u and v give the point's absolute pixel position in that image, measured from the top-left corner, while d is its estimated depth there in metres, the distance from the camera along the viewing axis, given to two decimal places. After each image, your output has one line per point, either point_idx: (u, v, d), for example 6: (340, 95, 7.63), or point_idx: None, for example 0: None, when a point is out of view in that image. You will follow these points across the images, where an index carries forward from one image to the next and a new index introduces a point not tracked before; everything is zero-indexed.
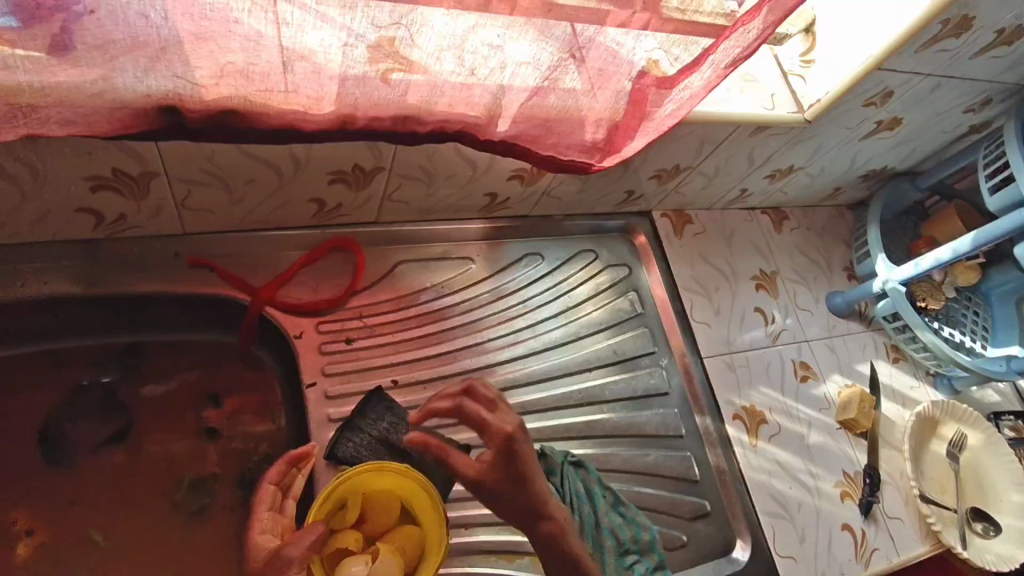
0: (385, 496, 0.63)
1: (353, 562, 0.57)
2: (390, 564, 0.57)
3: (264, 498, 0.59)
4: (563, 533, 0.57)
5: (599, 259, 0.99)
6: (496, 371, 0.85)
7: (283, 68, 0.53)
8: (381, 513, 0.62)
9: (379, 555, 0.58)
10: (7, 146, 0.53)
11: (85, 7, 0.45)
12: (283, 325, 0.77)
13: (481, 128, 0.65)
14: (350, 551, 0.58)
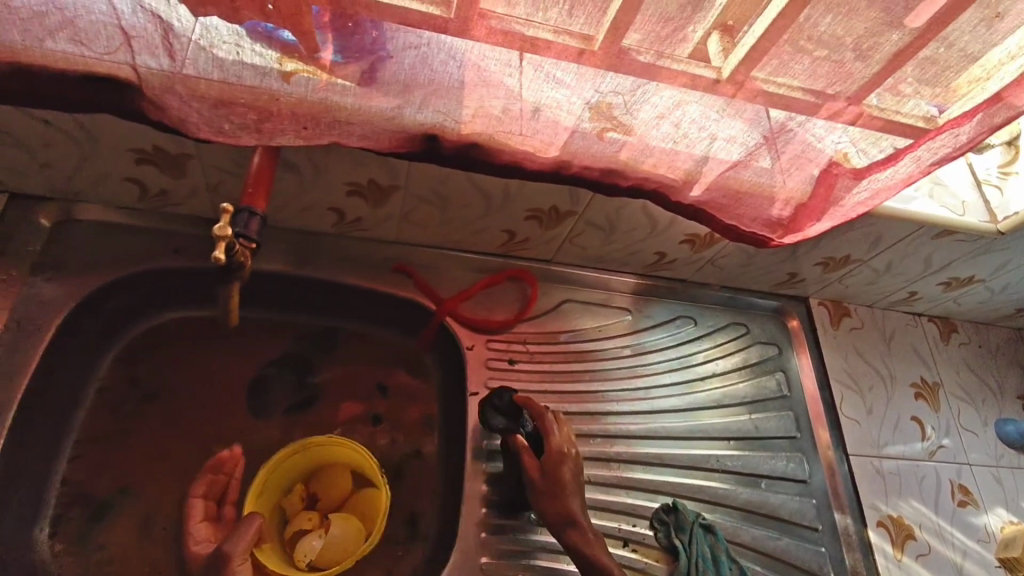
0: (329, 475, 0.82)
1: (312, 538, 0.75)
2: (342, 530, 0.76)
3: (197, 511, 0.73)
4: (586, 543, 0.65)
5: (750, 334, 1.00)
6: (638, 419, 0.88)
7: (529, 116, 0.64)
8: (327, 491, 0.81)
9: (331, 527, 0.76)
10: (308, 150, 0.68)
11: (388, 54, 0.58)
12: (458, 335, 0.86)
13: (676, 189, 0.71)
14: (305, 528, 0.77)
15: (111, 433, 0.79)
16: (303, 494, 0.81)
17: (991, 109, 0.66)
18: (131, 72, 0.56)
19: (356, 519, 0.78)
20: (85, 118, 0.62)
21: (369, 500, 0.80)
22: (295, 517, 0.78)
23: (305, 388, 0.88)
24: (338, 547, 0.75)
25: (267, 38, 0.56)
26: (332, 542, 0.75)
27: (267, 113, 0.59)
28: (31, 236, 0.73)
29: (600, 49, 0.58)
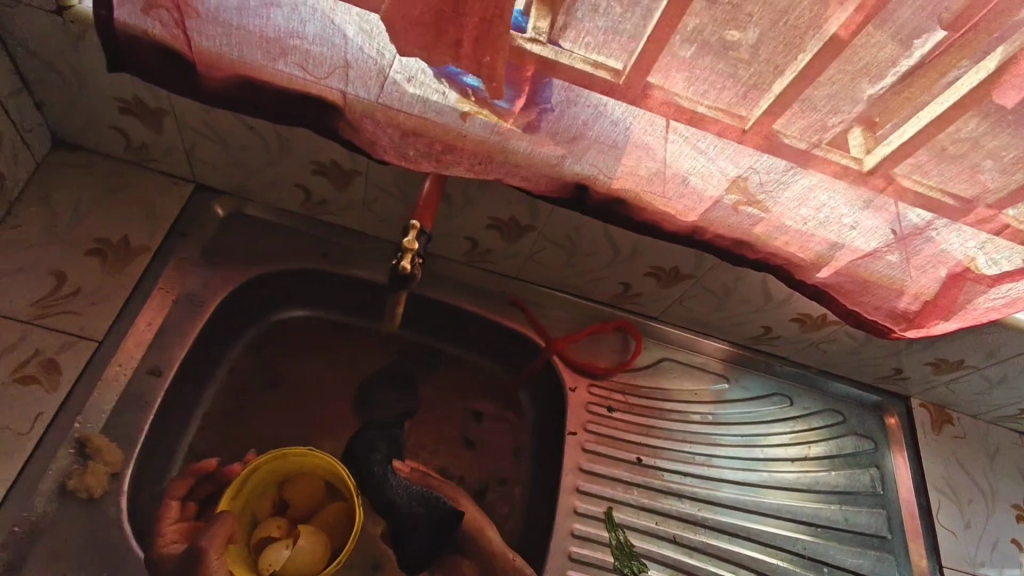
0: (298, 480, 0.73)
1: (276, 547, 0.67)
2: (305, 547, 0.67)
3: (170, 512, 0.65)
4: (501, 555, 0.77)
5: (846, 423, 0.98)
6: (727, 489, 0.88)
7: (675, 182, 0.67)
8: (301, 495, 0.72)
9: (298, 539, 0.68)
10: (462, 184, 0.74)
11: (552, 105, 0.63)
12: (563, 374, 0.88)
13: (802, 268, 0.74)
14: (271, 535, 0.69)
15: (231, 411, 0.84)
16: (275, 497, 0.73)
17: None
18: (341, 97, 0.64)
19: (325, 533, 0.70)
20: (284, 129, 0.71)
21: (342, 515, 0.71)
22: (264, 522, 0.70)
23: (405, 400, 0.92)
24: (305, 566, 0.67)
25: (452, 81, 0.61)
26: (292, 556, 0.66)
27: (448, 146, 0.65)
28: (207, 224, 0.82)
29: (750, 127, 0.60)
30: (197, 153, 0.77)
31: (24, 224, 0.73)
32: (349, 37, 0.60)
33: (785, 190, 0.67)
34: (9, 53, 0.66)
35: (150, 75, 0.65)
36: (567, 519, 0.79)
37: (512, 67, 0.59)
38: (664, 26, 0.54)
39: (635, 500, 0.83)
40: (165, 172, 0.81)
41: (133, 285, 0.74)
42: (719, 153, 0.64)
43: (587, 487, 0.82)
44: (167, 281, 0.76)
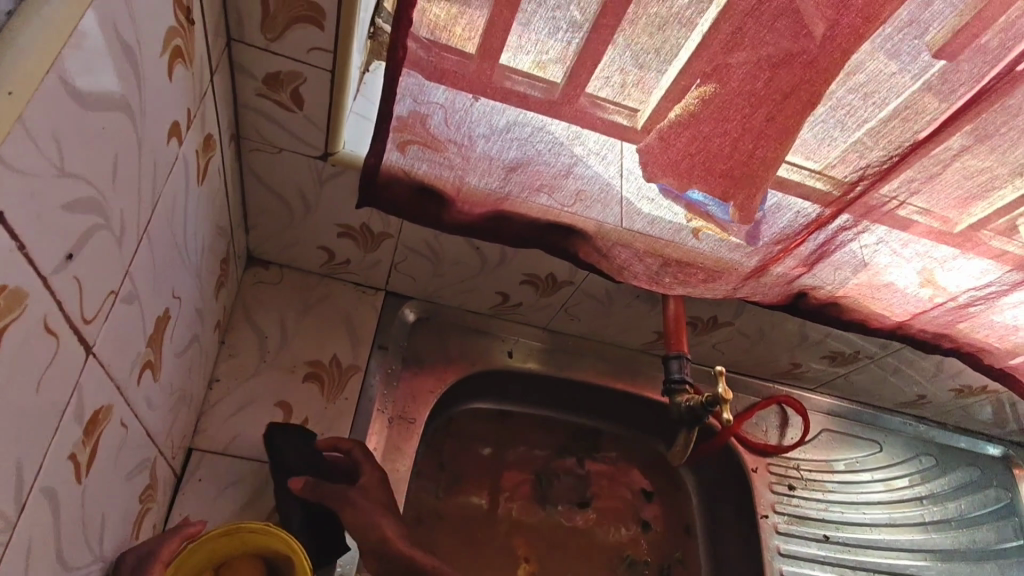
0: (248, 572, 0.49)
1: None
2: None
3: None
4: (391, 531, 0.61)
5: (983, 477, 1.04)
6: (900, 555, 0.92)
7: (901, 289, 0.71)
8: None
9: None
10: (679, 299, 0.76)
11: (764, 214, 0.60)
12: (742, 457, 0.91)
13: (998, 355, 0.79)
14: None
15: (429, 511, 0.82)
16: None
17: None
18: (596, 226, 0.64)
19: None
20: (513, 250, 0.71)
21: None
22: None
23: (581, 485, 0.92)
24: None
25: (677, 197, 0.60)
26: None
27: (718, 272, 0.66)
28: (401, 331, 0.81)
29: (955, 231, 0.62)
30: (403, 268, 0.76)
31: (239, 352, 0.71)
32: (609, 170, 0.59)
33: (1005, 301, 0.71)
34: (243, 187, 0.64)
35: (398, 209, 0.63)
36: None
37: (769, 194, 0.58)
38: (949, 175, 0.56)
39: None
40: (356, 282, 0.80)
41: (355, 408, 0.73)
42: (955, 272, 0.67)
43: (789, 570, 0.85)
44: (382, 401, 0.76)
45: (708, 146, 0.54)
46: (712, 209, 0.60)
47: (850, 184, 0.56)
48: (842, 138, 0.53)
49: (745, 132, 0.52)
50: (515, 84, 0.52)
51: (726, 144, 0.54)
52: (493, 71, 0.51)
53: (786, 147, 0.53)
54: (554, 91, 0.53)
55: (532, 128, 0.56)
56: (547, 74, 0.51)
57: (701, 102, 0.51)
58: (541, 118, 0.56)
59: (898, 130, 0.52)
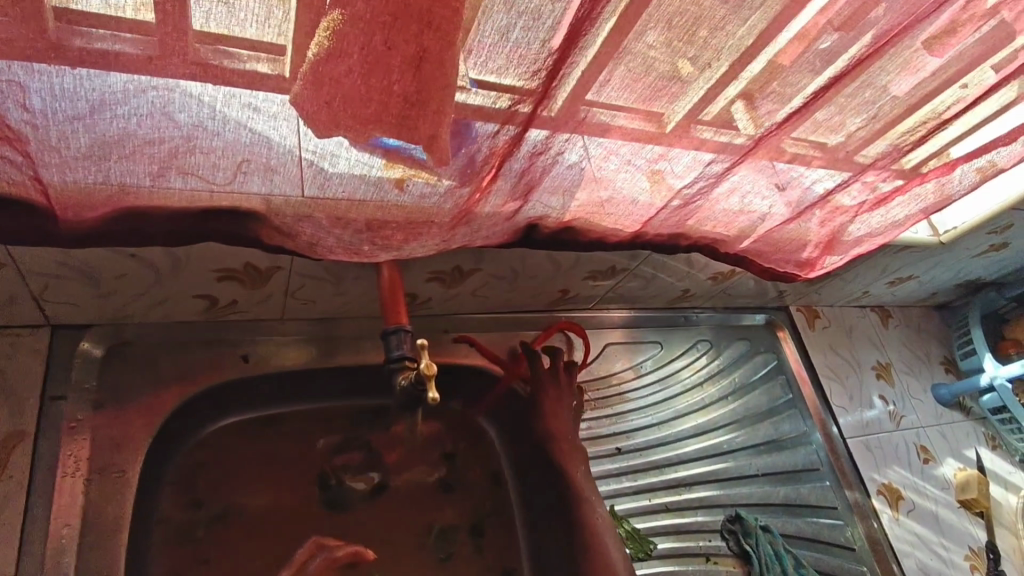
0: None
1: None
2: None
3: None
4: None
5: (750, 346, 1.14)
6: (688, 441, 0.98)
7: (627, 201, 0.68)
8: None
9: None
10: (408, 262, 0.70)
11: (478, 146, 0.53)
12: (531, 396, 0.89)
13: (727, 242, 0.80)
14: None
15: (190, 565, 0.70)
16: None
17: (975, 158, 0.79)
18: (263, 203, 0.53)
19: None
20: (181, 248, 0.58)
21: None
22: None
23: (374, 474, 0.84)
24: None
25: (371, 146, 0.50)
26: None
27: (416, 227, 0.59)
28: (84, 371, 0.64)
29: (667, 130, 0.61)
30: (53, 296, 0.60)
31: None
32: (250, 126, 0.47)
33: (725, 187, 0.72)
34: None
35: None
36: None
37: (465, 124, 0.51)
38: (617, 72, 0.53)
39: (626, 487, 0.89)
40: (2, 322, 0.62)
41: (27, 485, 0.58)
42: (675, 164, 0.65)
43: None
44: (69, 461, 0.60)
45: (339, 87, 0.45)
46: (411, 150, 0.52)
47: (539, 91, 0.50)
48: (507, 42, 0.47)
49: (373, 65, 0.44)
50: (90, 41, 0.39)
51: (358, 83, 0.45)
52: (47, 25, 0.38)
53: (428, 77, 0.46)
54: (153, 46, 0.40)
55: (115, 96, 0.42)
56: (145, 18, 0.39)
57: (335, 38, 0.42)
58: (119, 78, 0.41)
59: (540, 40, 0.47)
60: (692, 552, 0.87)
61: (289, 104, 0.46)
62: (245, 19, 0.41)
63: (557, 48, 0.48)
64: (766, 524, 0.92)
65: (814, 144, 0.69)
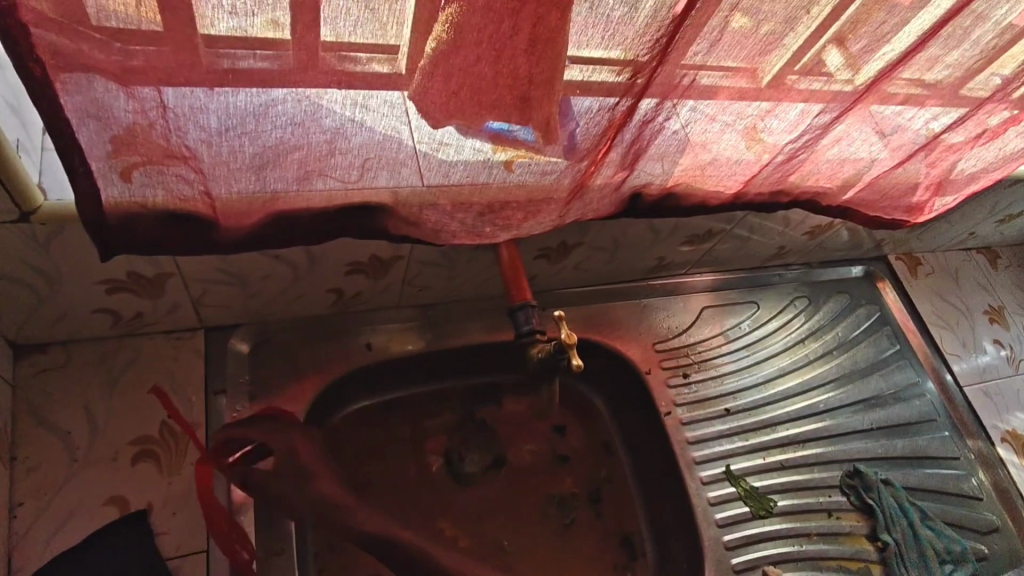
0: None
1: None
2: None
3: None
4: None
5: (852, 299, 1.10)
6: (797, 398, 0.96)
7: (731, 162, 0.68)
8: None
9: None
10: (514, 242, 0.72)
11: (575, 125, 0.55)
12: (634, 363, 0.90)
13: (830, 195, 0.79)
14: None
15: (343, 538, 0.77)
16: None
17: None
18: (391, 195, 0.56)
19: None
20: (316, 247, 0.62)
21: None
22: None
23: (491, 449, 0.88)
24: None
25: (481, 130, 0.52)
26: None
27: (535, 207, 0.62)
28: (236, 366, 0.71)
29: (763, 84, 0.60)
30: (208, 300, 0.66)
31: (38, 464, 0.60)
32: (380, 125, 0.50)
33: (833, 136, 0.70)
34: None
35: (150, 249, 0.52)
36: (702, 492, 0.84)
37: (569, 101, 0.52)
38: (724, 31, 0.52)
39: (738, 447, 0.89)
40: (163, 330, 0.69)
41: None
42: (781, 119, 0.64)
43: (701, 455, 0.86)
44: None
45: (468, 76, 0.48)
46: (517, 132, 0.54)
47: (642, 65, 0.51)
48: (619, 17, 0.47)
49: (496, 54, 0.46)
50: (236, 61, 0.42)
51: (484, 71, 0.47)
52: (199, 54, 0.41)
53: (547, 57, 0.47)
54: (286, 59, 0.43)
55: (268, 109, 0.46)
56: (274, 36, 0.42)
57: (452, 30, 0.44)
58: (268, 92, 0.45)
59: (662, 5, 0.47)
60: (814, 509, 0.86)
61: (407, 99, 0.49)
62: (376, 25, 0.43)
63: (679, 13, 0.47)
64: (888, 479, 0.91)
65: (926, 82, 0.66)
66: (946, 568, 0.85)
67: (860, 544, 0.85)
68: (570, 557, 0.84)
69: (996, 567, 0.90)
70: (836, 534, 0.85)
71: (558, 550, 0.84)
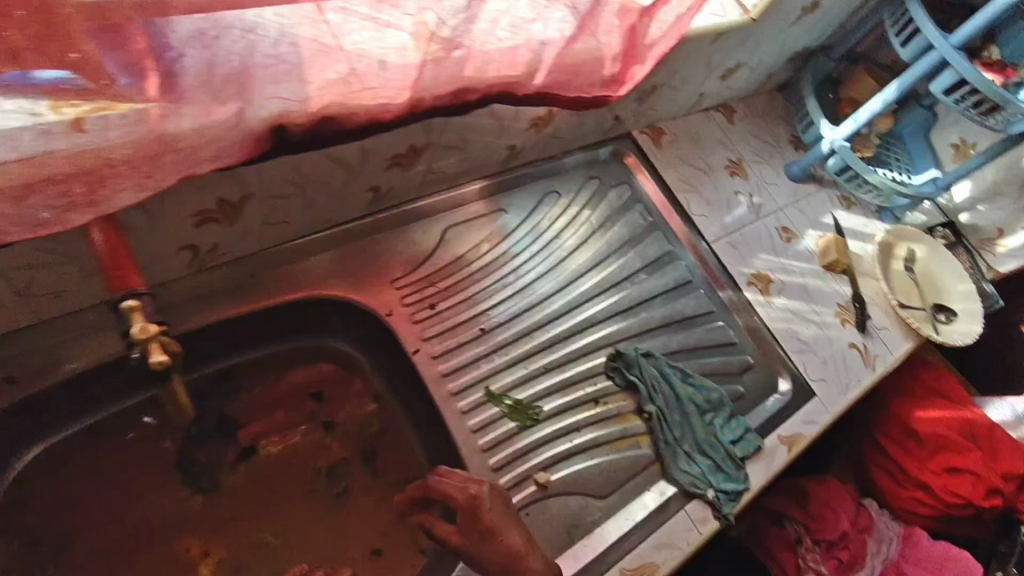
0: None
1: None
2: None
3: None
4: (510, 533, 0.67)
5: (603, 183, 1.10)
6: (557, 297, 0.94)
7: (378, 68, 0.59)
8: None
9: None
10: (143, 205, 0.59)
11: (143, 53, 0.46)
12: (371, 307, 0.83)
13: (522, 83, 0.73)
14: None
15: None
16: None
17: None
18: None
19: None
20: None
21: None
22: None
23: (235, 441, 0.79)
24: None
25: (25, 86, 0.43)
26: None
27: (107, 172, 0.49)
28: None
29: None
30: None
31: None
32: None
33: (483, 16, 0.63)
34: None
35: None
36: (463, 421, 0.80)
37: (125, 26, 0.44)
38: None
39: (500, 365, 0.85)
40: None
41: None
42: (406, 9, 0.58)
43: (458, 385, 0.82)
44: None
45: None
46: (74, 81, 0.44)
47: None
48: None
49: None
50: None
51: None
52: None
53: None
54: None
55: None
56: None
57: None
58: None
59: None
60: (584, 402, 0.87)
61: None
62: None
63: None
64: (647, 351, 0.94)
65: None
66: (706, 418, 0.92)
67: (630, 422, 0.88)
68: (346, 528, 0.78)
69: (751, 402, 0.98)
70: (606, 418, 0.88)
71: (333, 524, 0.78)
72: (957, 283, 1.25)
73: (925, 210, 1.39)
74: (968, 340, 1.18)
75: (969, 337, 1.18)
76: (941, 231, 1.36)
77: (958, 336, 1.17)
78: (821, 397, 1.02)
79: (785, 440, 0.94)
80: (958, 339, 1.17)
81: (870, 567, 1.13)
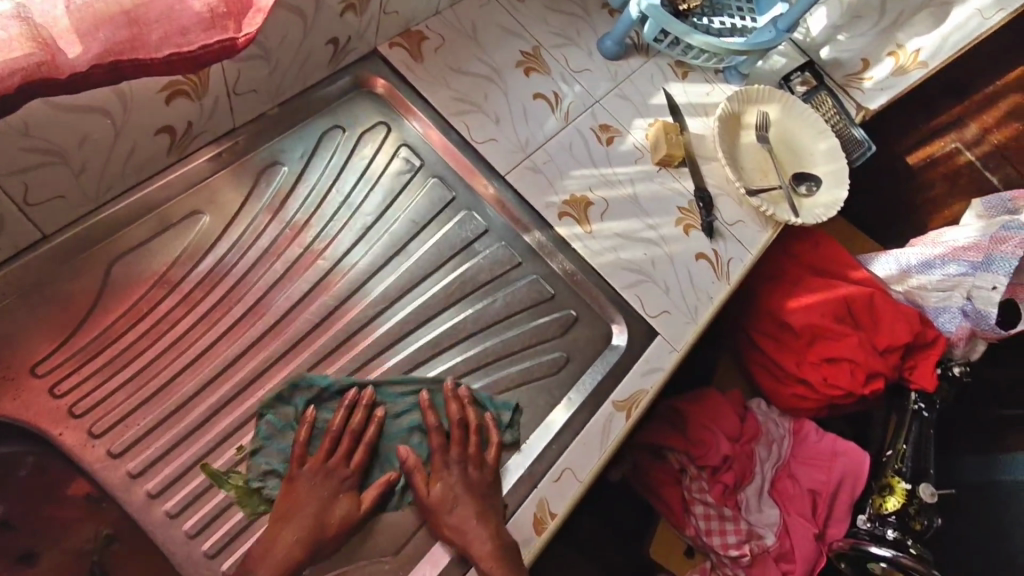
0: None
1: None
2: None
3: None
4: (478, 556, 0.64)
5: (349, 131, 0.84)
6: (293, 318, 0.74)
7: None
8: None
9: None
10: None
11: None
12: (8, 413, 0.62)
13: (55, 56, 0.44)
14: None
15: None
16: None
17: None
18: None
19: None
20: None
21: None
22: None
23: None
24: None
25: None
26: None
27: None
28: None
29: None
30: None
31: None
32: None
33: None
34: None
35: None
36: (154, 510, 0.63)
37: None
38: None
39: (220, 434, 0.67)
40: None
41: None
42: None
43: (157, 485, 0.64)
44: None
45: None
46: None
47: None
48: None
49: None
50: None
51: None
52: None
53: None
54: None
55: None
56: None
57: None
58: None
59: None
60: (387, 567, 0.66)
61: None
62: None
63: None
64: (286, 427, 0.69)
65: None
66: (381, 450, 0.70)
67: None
68: None
69: (579, 366, 0.81)
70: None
71: None
72: (818, 141, 1.05)
73: (781, 52, 1.16)
74: (835, 211, 1.00)
75: (836, 208, 1.00)
76: (801, 75, 1.13)
77: (820, 212, 1.00)
78: (665, 334, 0.84)
79: (622, 404, 0.77)
80: (821, 215, 1.00)
81: (759, 477, 1.02)
